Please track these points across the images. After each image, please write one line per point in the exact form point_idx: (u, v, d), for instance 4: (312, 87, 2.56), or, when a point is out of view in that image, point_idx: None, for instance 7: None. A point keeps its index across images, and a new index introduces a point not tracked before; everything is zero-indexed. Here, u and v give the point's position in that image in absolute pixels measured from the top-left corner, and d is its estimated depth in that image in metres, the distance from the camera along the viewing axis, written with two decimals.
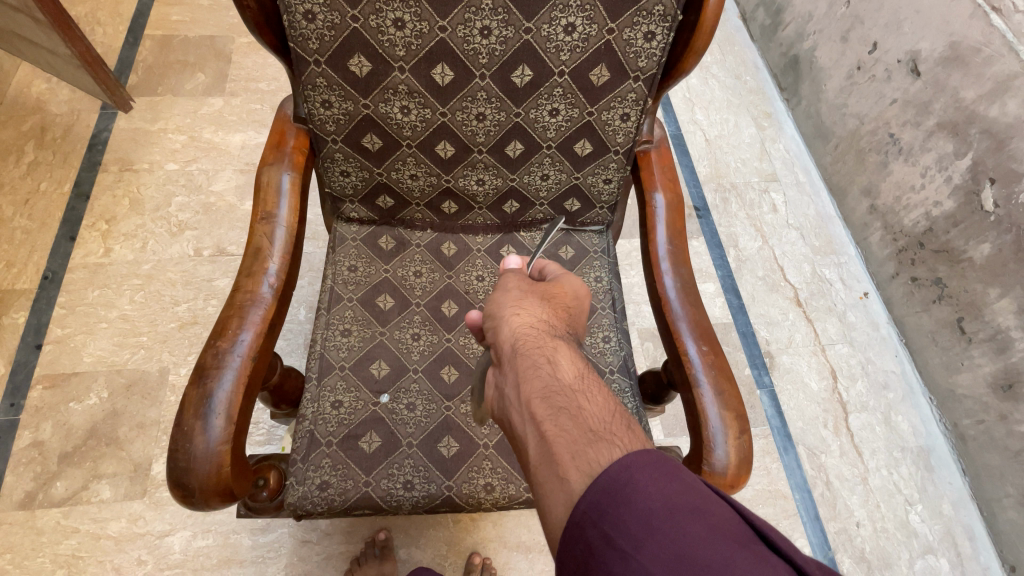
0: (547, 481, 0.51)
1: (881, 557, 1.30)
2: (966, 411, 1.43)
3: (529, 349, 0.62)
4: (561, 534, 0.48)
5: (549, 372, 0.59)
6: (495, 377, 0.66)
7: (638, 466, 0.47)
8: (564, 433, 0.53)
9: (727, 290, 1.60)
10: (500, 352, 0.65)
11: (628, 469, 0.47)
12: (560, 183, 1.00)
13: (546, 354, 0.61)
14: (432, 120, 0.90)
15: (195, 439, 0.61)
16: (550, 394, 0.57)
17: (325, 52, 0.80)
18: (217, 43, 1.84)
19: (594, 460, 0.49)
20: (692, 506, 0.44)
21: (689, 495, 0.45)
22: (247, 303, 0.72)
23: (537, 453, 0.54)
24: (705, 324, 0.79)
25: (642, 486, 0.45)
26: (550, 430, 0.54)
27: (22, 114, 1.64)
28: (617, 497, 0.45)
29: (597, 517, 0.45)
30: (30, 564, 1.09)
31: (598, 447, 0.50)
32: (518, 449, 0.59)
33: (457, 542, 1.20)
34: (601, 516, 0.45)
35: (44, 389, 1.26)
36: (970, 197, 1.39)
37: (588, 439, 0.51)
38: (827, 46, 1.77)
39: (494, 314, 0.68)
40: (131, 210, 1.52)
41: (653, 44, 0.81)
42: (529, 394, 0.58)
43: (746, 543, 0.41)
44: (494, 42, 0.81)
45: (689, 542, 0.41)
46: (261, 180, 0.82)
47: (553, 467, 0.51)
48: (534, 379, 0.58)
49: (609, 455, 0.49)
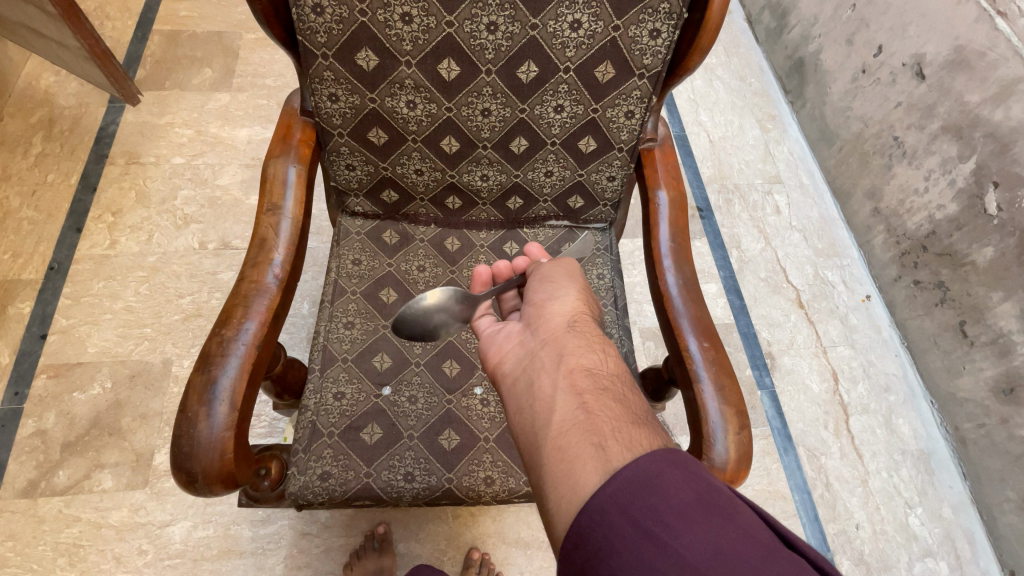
0: (580, 446, 0.49)
1: (880, 559, 1.30)
2: (968, 415, 1.43)
3: (580, 330, 0.61)
4: (582, 505, 0.46)
5: (599, 355, 0.59)
6: (522, 336, 0.63)
7: (667, 462, 0.45)
8: (610, 411, 0.52)
9: (729, 290, 1.60)
10: (546, 317, 0.63)
11: (659, 462, 0.45)
12: (564, 180, 1.00)
13: (599, 340, 0.61)
14: (438, 115, 0.90)
15: (199, 425, 0.62)
16: (596, 375, 0.56)
17: (333, 46, 0.81)
18: (225, 39, 1.85)
19: (637, 442, 0.49)
20: (723, 503, 0.43)
21: (718, 493, 0.44)
22: (252, 292, 0.73)
23: (570, 417, 0.52)
24: (706, 320, 0.80)
25: (672, 479, 0.44)
26: (592, 402, 0.53)
27: (31, 106, 1.65)
28: (647, 487, 0.44)
29: (624, 505, 0.43)
30: (31, 552, 1.10)
31: (641, 431, 0.50)
32: (532, 407, 0.56)
33: (456, 537, 1.20)
34: (629, 503, 0.43)
35: (48, 378, 1.27)
36: (974, 201, 1.39)
37: (630, 422, 0.51)
38: (832, 49, 1.77)
39: (555, 283, 0.67)
40: (137, 203, 1.53)
41: (658, 42, 0.82)
42: (575, 365, 0.57)
43: (778, 545, 0.41)
44: (500, 37, 0.82)
45: (725, 535, 0.40)
46: (268, 171, 0.83)
47: (592, 435, 0.50)
48: (584, 354, 0.58)
49: (653, 442, 0.49)
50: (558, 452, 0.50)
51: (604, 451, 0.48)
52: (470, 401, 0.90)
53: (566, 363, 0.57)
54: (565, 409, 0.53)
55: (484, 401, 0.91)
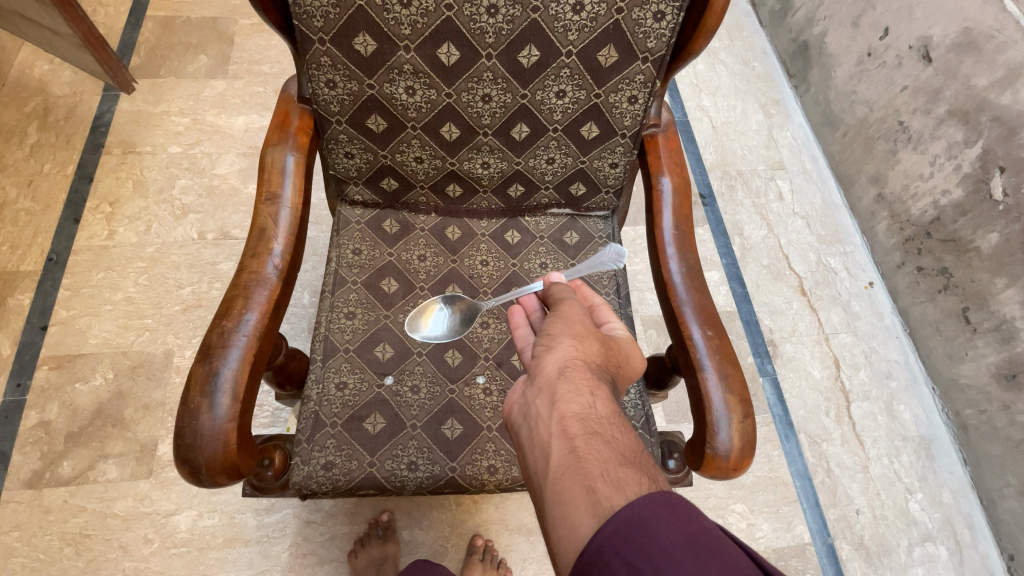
0: (571, 487, 0.49)
1: (880, 544, 1.31)
2: (969, 401, 1.43)
3: (572, 373, 0.59)
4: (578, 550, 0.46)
5: (589, 399, 0.56)
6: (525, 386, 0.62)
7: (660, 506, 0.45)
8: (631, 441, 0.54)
9: (731, 278, 1.59)
10: (542, 367, 0.60)
11: (653, 504, 0.45)
12: (566, 167, 0.99)
13: (591, 382, 0.58)
14: (437, 101, 0.89)
15: (201, 417, 0.61)
16: (585, 419, 0.54)
17: (330, 30, 0.79)
18: (219, 25, 1.82)
19: (625, 483, 0.47)
20: (709, 543, 0.43)
21: (706, 532, 0.44)
22: (252, 284, 0.72)
23: (562, 462, 0.51)
24: (710, 309, 0.79)
25: (663, 519, 0.44)
26: (581, 447, 0.52)
27: (25, 95, 1.63)
28: (644, 521, 0.44)
29: (624, 538, 0.43)
30: (37, 542, 1.10)
31: (629, 471, 0.49)
32: (534, 454, 0.55)
33: (459, 524, 1.21)
34: (624, 540, 0.43)
35: (50, 369, 1.27)
36: (979, 185, 1.38)
37: (620, 462, 0.50)
38: (838, 32, 1.74)
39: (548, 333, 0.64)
40: (135, 193, 1.52)
41: (662, 24, 0.80)
42: (567, 412, 0.55)
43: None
44: (500, 21, 0.80)
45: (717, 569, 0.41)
46: (265, 160, 0.82)
47: (619, 455, 0.51)
48: (575, 399, 0.55)
49: (642, 482, 0.48)
50: (583, 464, 0.50)
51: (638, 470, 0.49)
52: (473, 390, 0.90)
53: (569, 398, 0.56)
54: (577, 441, 0.52)
55: (486, 390, 0.91)
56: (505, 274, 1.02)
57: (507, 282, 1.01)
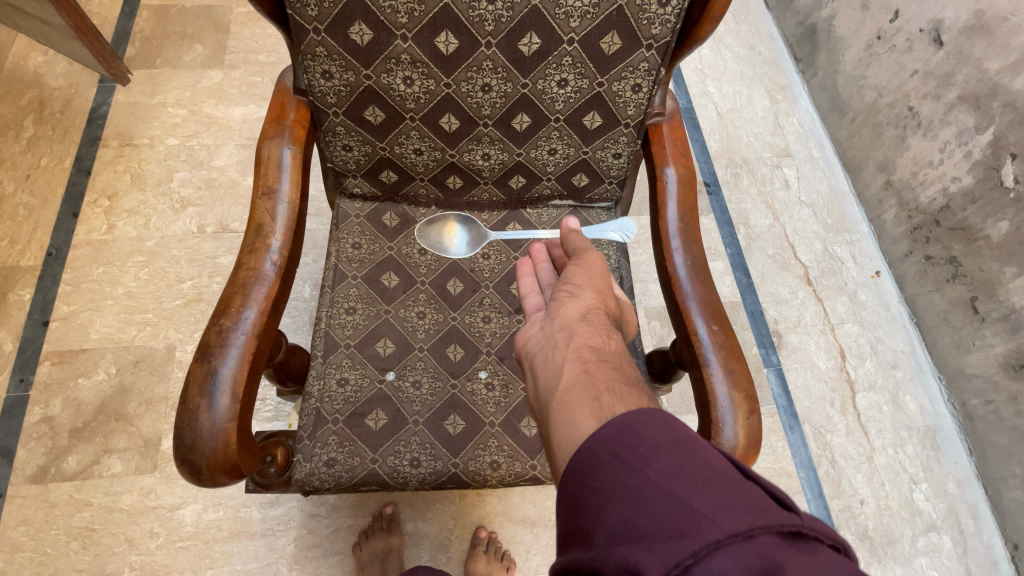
0: (579, 399, 0.50)
1: (884, 534, 1.31)
2: (975, 391, 1.42)
3: (592, 317, 0.59)
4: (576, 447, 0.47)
5: (605, 336, 0.57)
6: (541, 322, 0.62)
7: (647, 415, 0.45)
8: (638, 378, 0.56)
9: (736, 268, 1.57)
10: (561, 304, 0.61)
11: (640, 414, 0.45)
12: (568, 158, 0.97)
13: (609, 326, 0.59)
14: (436, 92, 0.87)
15: (200, 417, 0.61)
16: (600, 352, 0.55)
17: (325, 20, 0.77)
18: (215, 14, 1.79)
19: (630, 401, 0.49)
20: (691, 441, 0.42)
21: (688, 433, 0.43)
22: (250, 281, 0.71)
23: (574, 380, 0.52)
24: (715, 303, 0.78)
25: (647, 423, 0.44)
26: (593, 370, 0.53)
27: (20, 88, 1.61)
28: (628, 425, 0.44)
29: (612, 443, 0.44)
30: (44, 537, 1.11)
31: (635, 393, 0.51)
32: (544, 375, 0.56)
33: (463, 516, 1.21)
34: (614, 441, 0.44)
35: (53, 365, 1.27)
36: (990, 172, 1.36)
37: (626, 385, 0.51)
38: (847, 15, 1.70)
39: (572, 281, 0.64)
40: (133, 186, 1.51)
41: (667, 10, 0.78)
42: (583, 343, 0.56)
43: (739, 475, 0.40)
44: (499, 8, 0.78)
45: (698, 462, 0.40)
46: (262, 154, 0.80)
47: (628, 380, 0.52)
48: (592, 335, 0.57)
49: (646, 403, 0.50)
50: (594, 381, 0.51)
51: (643, 394, 0.52)
52: (475, 385, 0.90)
53: (586, 334, 0.57)
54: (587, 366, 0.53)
55: (489, 385, 0.90)
56: (506, 267, 1.00)
57: (509, 275, 1.00)
